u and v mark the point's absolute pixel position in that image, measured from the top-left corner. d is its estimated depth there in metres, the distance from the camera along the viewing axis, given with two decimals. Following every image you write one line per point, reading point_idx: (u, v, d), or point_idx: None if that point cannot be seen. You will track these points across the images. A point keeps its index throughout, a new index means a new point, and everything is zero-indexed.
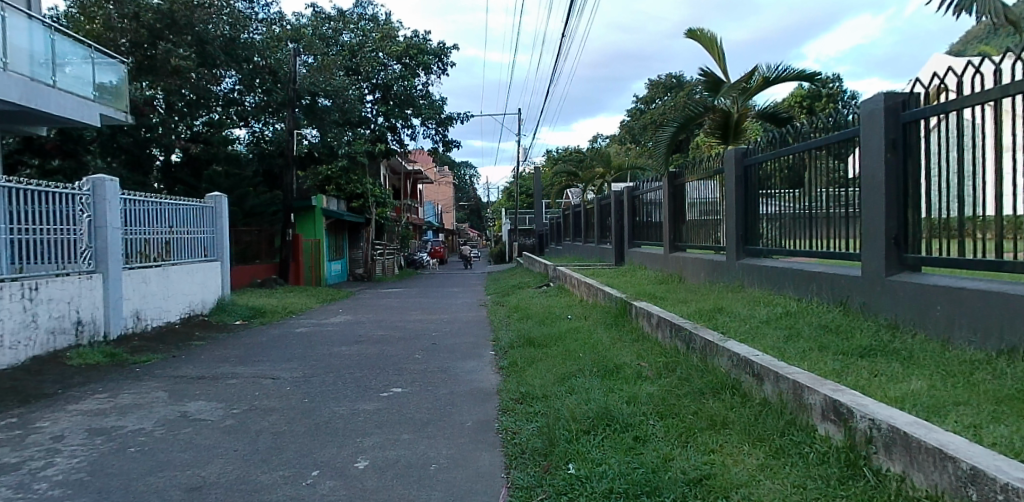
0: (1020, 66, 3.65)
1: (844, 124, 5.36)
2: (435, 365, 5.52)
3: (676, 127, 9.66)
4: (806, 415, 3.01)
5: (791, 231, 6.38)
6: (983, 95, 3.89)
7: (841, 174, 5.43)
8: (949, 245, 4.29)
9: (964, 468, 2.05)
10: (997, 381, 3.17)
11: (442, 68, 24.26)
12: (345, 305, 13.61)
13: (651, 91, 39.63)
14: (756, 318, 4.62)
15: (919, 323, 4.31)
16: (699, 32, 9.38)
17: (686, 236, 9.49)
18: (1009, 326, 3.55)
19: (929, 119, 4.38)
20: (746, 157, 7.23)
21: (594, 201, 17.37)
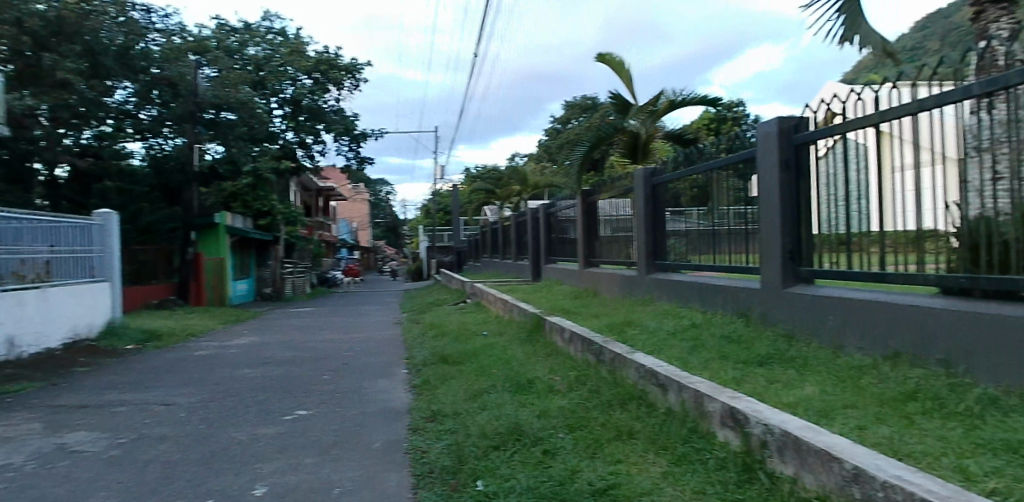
0: (898, 92, 4.07)
1: (746, 145, 5.68)
2: (344, 385, 5.39)
3: (588, 145, 9.95)
4: (707, 423, 3.13)
5: (697, 247, 6.69)
6: (865, 119, 4.31)
7: (742, 193, 5.72)
8: (839, 258, 4.70)
9: (847, 467, 2.20)
10: (881, 384, 3.47)
11: (355, 85, 24.12)
12: (253, 326, 13.14)
13: (567, 111, 40.73)
14: (663, 330, 4.75)
15: (811, 333, 4.71)
16: (609, 56, 9.69)
17: (599, 252, 9.77)
18: (893, 335, 4.01)
19: (821, 143, 4.81)
20: (653, 177, 7.53)
21: (510, 218, 17.57)
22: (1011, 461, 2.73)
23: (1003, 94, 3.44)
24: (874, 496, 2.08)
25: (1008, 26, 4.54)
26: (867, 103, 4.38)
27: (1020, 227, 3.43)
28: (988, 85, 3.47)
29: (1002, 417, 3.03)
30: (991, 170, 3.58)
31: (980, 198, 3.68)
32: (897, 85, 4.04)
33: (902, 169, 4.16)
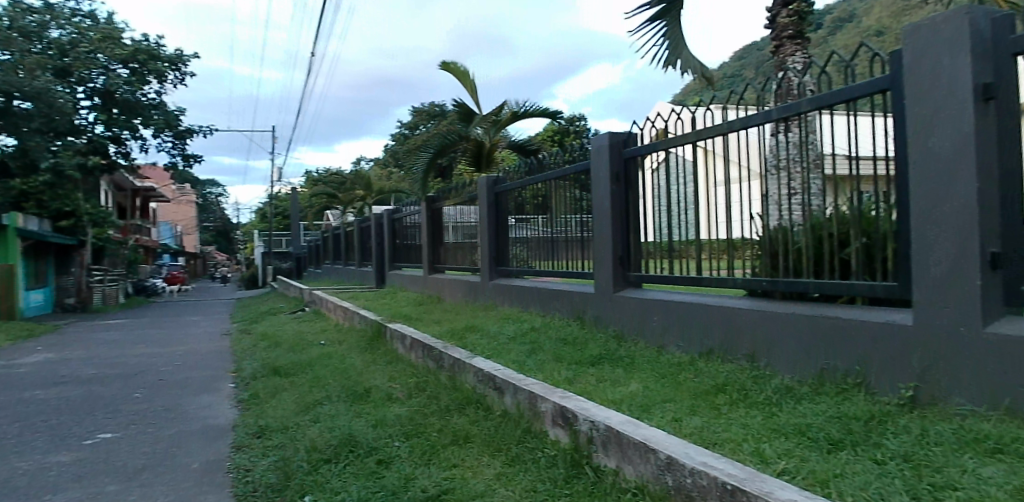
0: (711, 116, 4.62)
1: (580, 157, 6.07)
2: (158, 404, 4.94)
3: (433, 151, 10.16)
4: (539, 423, 3.26)
5: (537, 254, 6.98)
6: (684, 137, 4.81)
7: (578, 202, 6.08)
8: (663, 265, 5.21)
9: (663, 457, 2.53)
10: (697, 378, 3.80)
11: (179, 77, 22.53)
12: (50, 342, 11.63)
13: (416, 117, 40.77)
14: (503, 335, 4.86)
15: (639, 332, 5.20)
16: (451, 66, 9.81)
17: (444, 258, 9.91)
18: (706, 333, 4.58)
19: (646, 157, 5.28)
20: (496, 185, 7.79)
21: (352, 223, 17.22)
22: (798, 442, 3.14)
23: (796, 119, 4.05)
24: (684, 482, 2.42)
25: (801, 60, 5.20)
26: (684, 123, 4.90)
27: (809, 238, 4.10)
28: (784, 111, 4.06)
29: (793, 404, 3.48)
30: (786, 187, 4.20)
31: (777, 210, 4.29)
32: (710, 109, 4.57)
33: (717, 182, 4.68)
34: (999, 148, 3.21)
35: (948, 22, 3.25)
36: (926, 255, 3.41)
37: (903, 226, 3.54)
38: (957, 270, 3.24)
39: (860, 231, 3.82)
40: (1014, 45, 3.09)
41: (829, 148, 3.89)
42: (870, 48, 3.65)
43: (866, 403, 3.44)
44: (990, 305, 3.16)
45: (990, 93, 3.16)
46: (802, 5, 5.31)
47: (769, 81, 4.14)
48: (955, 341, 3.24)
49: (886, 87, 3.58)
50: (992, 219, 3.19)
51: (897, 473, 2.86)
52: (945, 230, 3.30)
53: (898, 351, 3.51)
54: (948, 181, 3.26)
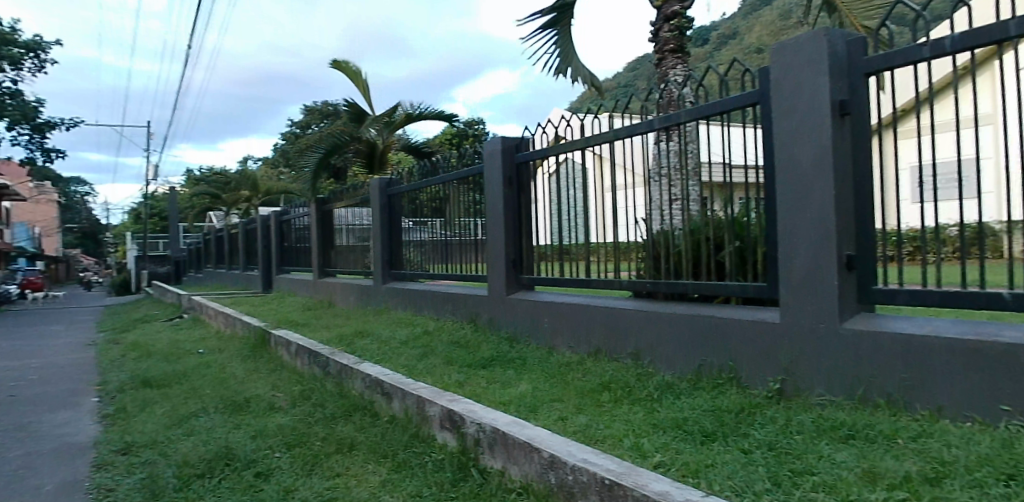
0: (597, 123, 4.79)
1: (473, 161, 6.20)
2: (7, 423, 4.52)
3: (322, 152, 10.05)
4: (427, 427, 3.27)
5: (433, 257, 7.03)
6: (573, 143, 4.98)
7: (471, 206, 6.21)
8: (554, 267, 5.38)
9: (545, 456, 2.61)
10: (584, 377, 3.92)
11: (38, 65, 20.72)
12: None
13: (312, 116, 39.58)
14: (394, 339, 4.81)
15: (531, 333, 5.35)
16: (343, 64, 10.35)
17: (336, 261, 9.92)
18: (594, 333, 4.78)
19: (538, 162, 5.44)
20: (389, 188, 7.78)
21: (238, 225, 16.50)
22: (675, 436, 3.30)
23: (675, 129, 4.28)
24: (566, 480, 2.50)
25: (682, 73, 5.53)
26: (574, 130, 5.07)
27: (689, 242, 4.36)
28: (665, 121, 4.29)
29: (673, 399, 3.67)
30: (668, 194, 4.44)
31: (659, 216, 4.52)
32: (597, 117, 4.75)
33: (604, 188, 4.88)
34: (852, 159, 3.56)
35: (808, 43, 3.55)
36: (791, 257, 3.75)
37: (770, 230, 3.85)
38: (819, 271, 3.60)
39: (733, 234, 4.13)
40: (866, 65, 3.43)
41: (707, 157, 4.14)
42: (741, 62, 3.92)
43: (739, 395, 3.73)
44: (845, 301, 3.55)
45: (845, 110, 3.51)
46: (683, 20, 5.62)
47: (652, 92, 4.36)
48: (820, 338, 3.63)
49: (755, 101, 3.86)
50: (848, 226, 3.56)
51: (762, 460, 3.10)
52: (808, 234, 3.64)
53: (767, 346, 3.86)
54: (810, 190, 3.59)
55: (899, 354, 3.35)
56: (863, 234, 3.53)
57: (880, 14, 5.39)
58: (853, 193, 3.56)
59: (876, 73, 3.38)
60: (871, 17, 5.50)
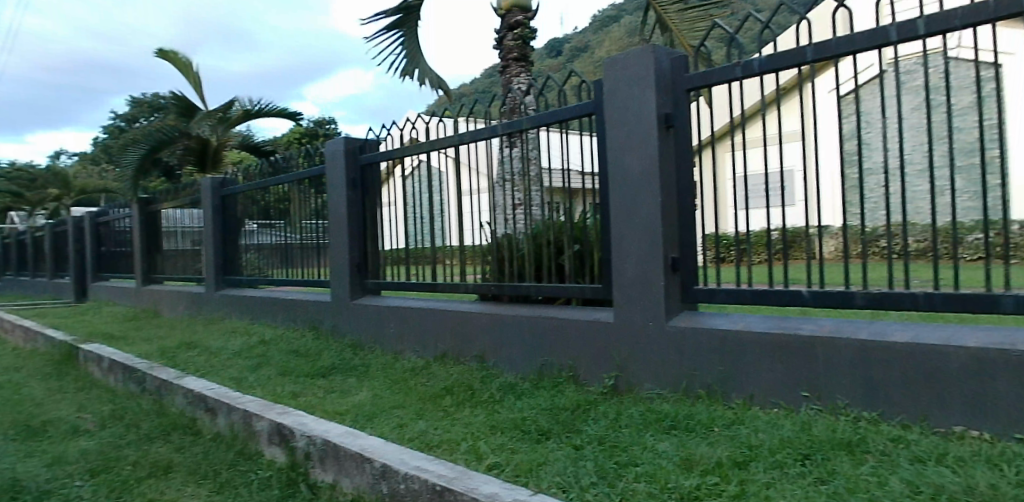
0: (442, 128, 4.98)
1: (312, 163, 6.44)
2: None
3: (146, 149, 10.90)
4: (255, 443, 3.15)
5: (274, 262, 7.27)
6: (418, 147, 5.15)
7: (310, 208, 6.47)
8: (399, 271, 5.61)
9: (376, 466, 2.58)
10: (426, 382, 3.94)
11: None
12: None
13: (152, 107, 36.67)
14: (228, 356, 4.62)
15: (376, 340, 5.60)
16: (172, 55, 11.36)
17: (164, 268, 10.36)
18: (435, 338, 5.03)
19: (384, 165, 5.61)
20: (223, 188, 8.15)
21: (48, 228, 14.98)
22: (513, 436, 3.38)
23: (518, 134, 4.50)
24: (397, 489, 2.49)
25: (524, 80, 6.16)
26: (422, 132, 5.22)
27: (531, 246, 4.62)
28: (509, 127, 4.50)
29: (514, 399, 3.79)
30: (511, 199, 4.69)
31: (503, 220, 4.76)
32: (440, 122, 4.95)
33: (451, 191, 5.06)
34: (676, 169, 3.89)
35: (639, 57, 3.82)
36: (624, 260, 4.05)
37: (604, 234, 4.15)
38: (648, 273, 3.94)
39: (572, 238, 4.40)
40: (687, 82, 3.79)
41: (547, 164, 4.40)
42: (577, 73, 4.17)
43: (574, 389, 3.98)
44: (669, 302, 3.92)
45: (669, 123, 3.84)
46: (525, 31, 6.34)
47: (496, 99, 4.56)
48: (647, 336, 4.02)
49: (591, 111, 4.13)
50: (673, 233, 3.90)
51: (591, 455, 3.26)
52: (637, 239, 3.95)
53: (604, 345, 4.20)
54: (641, 199, 3.90)
55: (716, 348, 3.84)
56: (686, 240, 3.89)
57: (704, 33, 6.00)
58: (678, 203, 3.92)
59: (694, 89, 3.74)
60: (697, 36, 6.04)
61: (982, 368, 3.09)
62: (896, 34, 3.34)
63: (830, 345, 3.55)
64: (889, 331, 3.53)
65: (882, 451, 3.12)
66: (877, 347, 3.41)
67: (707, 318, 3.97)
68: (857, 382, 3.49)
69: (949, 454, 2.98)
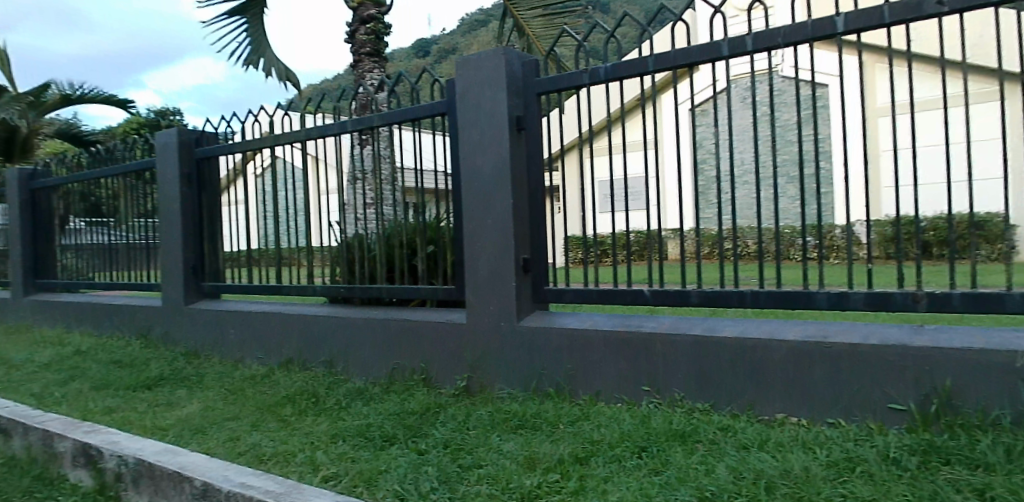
0: (286, 121, 5.45)
1: (139, 157, 6.85)
2: None
3: None
4: (57, 465, 2.93)
5: (98, 263, 7.61)
6: (262, 141, 5.57)
7: (139, 206, 6.92)
8: (239, 273, 6.10)
9: (196, 485, 2.40)
10: (263, 391, 4.28)
11: None
12: None
13: None
14: (35, 384, 4.46)
15: (213, 347, 6.02)
16: None
17: None
18: (273, 342, 5.56)
19: (225, 156, 6.03)
20: (33, 180, 8.37)
21: None
22: (354, 444, 3.39)
23: (368, 130, 4.97)
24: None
25: (377, 76, 7.17)
26: (271, 123, 5.59)
27: (383, 247, 5.11)
28: (359, 123, 4.96)
29: (349, 402, 4.08)
30: (362, 200, 5.32)
31: (353, 220, 5.30)
32: (285, 115, 5.40)
33: (303, 189, 5.55)
34: (527, 168, 4.23)
35: (489, 59, 4.21)
36: (477, 258, 4.38)
37: (457, 236, 4.55)
38: (500, 271, 4.27)
39: (427, 239, 4.88)
40: (537, 87, 4.15)
41: (401, 163, 4.85)
42: (430, 74, 4.60)
43: (425, 393, 4.26)
44: (520, 300, 4.24)
45: (521, 125, 4.19)
46: (379, 26, 7.22)
47: (345, 94, 5.00)
48: (495, 334, 4.32)
49: (443, 111, 4.55)
50: (523, 233, 4.25)
51: (434, 459, 3.26)
52: (488, 239, 4.31)
53: (456, 346, 4.51)
54: (490, 201, 4.26)
55: (564, 346, 4.09)
56: (536, 241, 4.24)
57: (552, 37, 6.75)
58: (527, 202, 4.27)
59: (546, 93, 4.09)
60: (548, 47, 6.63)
61: (799, 360, 3.44)
62: (728, 48, 3.60)
63: (667, 341, 3.80)
64: (721, 327, 3.79)
65: (711, 440, 3.34)
66: (710, 343, 3.67)
67: (557, 317, 4.24)
68: (691, 375, 3.75)
69: (770, 440, 3.24)
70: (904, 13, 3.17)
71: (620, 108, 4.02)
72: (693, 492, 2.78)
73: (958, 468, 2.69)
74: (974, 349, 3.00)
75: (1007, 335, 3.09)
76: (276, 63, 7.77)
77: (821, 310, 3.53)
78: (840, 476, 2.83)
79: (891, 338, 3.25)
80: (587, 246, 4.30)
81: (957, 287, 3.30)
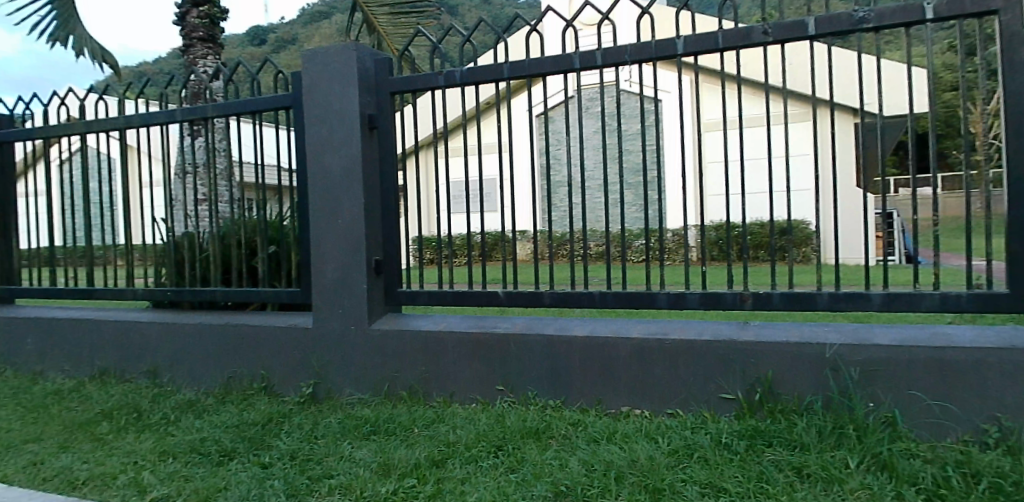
0: (101, 106, 4.88)
1: None
2: None
3: None
4: None
5: None
6: (70, 128, 4.94)
7: None
8: (39, 274, 5.34)
9: None
10: (75, 408, 3.86)
11: None
12: None
13: None
14: None
15: (6, 360, 5.20)
16: None
17: None
18: (83, 352, 4.91)
19: (21, 143, 5.26)
20: None
21: None
22: (187, 460, 3.16)
23: (201, 120, 4.60)
24: None
25: (212, 63, 6.62)
26: (80, 107, 4.96)
27: (218, 247, 4.72)
28: (190, 113, 4.56)
29: (178, 415, 3.78)
30: (192, 196, 4.89)
31: (181, 217, 4.85)
32: (99, 99, 4.83)
33: (121, 182, 4.98)
34: (379, 167, 4.13)
35: (338, 54, 4.07)
36: (324, 259, 4.17)
37: (303, 236, 4.31)
38: (350, 273, 4.11)
39: (267, 239, 4.58)
40: (390, 85, 4.09)
41: (238, 157, 4.51)
42: (273, 64, 4.34)
43: (266, 403, 4.00)
44: (372, 302, 4.11)
45: (373, 124, 4.10)
46: (214, 10, 6.68)
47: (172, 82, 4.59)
48: (344, 338, 4.14)
49: (287, 105, 4.31)
50: (375, 233, 4.13)
51: (279, 472, 3.04)
52: (336, 240, 4.12)
53: (301, 353, 4.26)
54: (340, 201, 4.10)
55: (418, 349, 4.02)
56: (389, 243, 4.15)
57: (406, 38, 6.70)
58: (379, 202, 4.16)
59: (400, 92, 4.05)
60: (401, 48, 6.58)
61: (642, 357, 3.65)
62: (579, 61, 3.76)
63: (520, 341, 3.86)
64: (571, 326, 3.93)
65: (564, 436, 3.44)
66: (561, 342, 3.79)
67: (409, 320, 4.16)
68: (543, 374, 3.84)
69: (618, 431, 3.40)
70: (735, 40, 3.47)
71: (476, 110, 4.04)
72: (548, 488, 2.84)
73: (780, 450, 3.02)
74: (793, 343, 3.36)
75: (818, 329, 3.50)
76: (88, 42, 6.87)
77: (662, 309, 3.78)
78: (680, 462, 3.04)
79: (723, 334, 3.55)
80: (441, 248, 4.28)
81: (777, 287, 3.67)
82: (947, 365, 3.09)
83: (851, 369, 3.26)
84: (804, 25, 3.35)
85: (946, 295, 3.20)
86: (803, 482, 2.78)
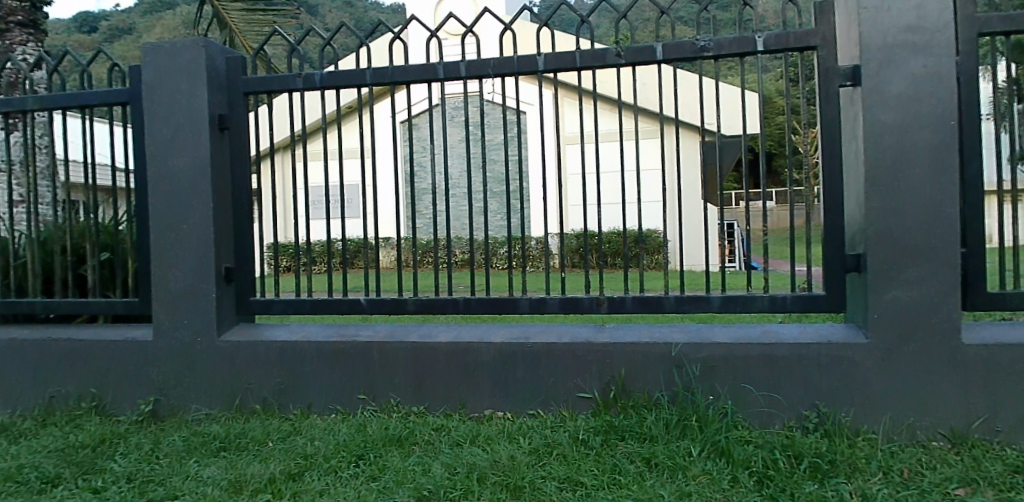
0: None
1: None
2: None
3: None
4: None
5: None
6: None
7: None
8: None
9: None
10: None
11: None
12: None
13: None
14: None
15: None
16: None
17: None
18: None
19: None
20: None
21: None
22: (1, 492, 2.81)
23: (18, 113, 4.11)
24: None
25: (32, 52, 5.97)
26: None
27: (37, 253, 4.22)
28: (4, 104, 4.06)
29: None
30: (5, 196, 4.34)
31: None
32: None
33: None
34: (231, 169, 3.93)
35: (185, 49, 3.83)
36: (168, 267, 3.88)
37: (142, 241, 3.97)
38: (197, 281, 3.84)
39: (99, 244, 4.17)
40: (244, 85, 3.92)
41: (65, 154, 4.07)
42: (107, 56, 3.97)
43: (98, 423, 3.63)
44: (221, 312, 3.87)
45: (224, 124, 3.90)
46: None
47: None
48: (190, 351, 3.87)
49: (125, 100, 3.97)
50: (226, 239, 3.91)
51: (114, 496, 2.80)
52: (182, 246, 3.85)
53: (139, 368, 3.91)
54: (185, 205, 3.84)
55: (274, 359, 3.85)
56: (241, 249, 3.94)
57: (262, 36, 6.42)
58: (230, 207, 3.96)
59: (255, 93, 3.90)
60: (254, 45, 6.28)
61: (503, 360, 3.75)
62: (443, 71, 3.82)
63: (383, 349, 3.82)
64: (434, 332, 3.95)
65: (427, 441, 3.44)
66: (424, 349, 3.80)
67: (263, 329, 3.97)
68: (406, 381, 3.82)
69: (481, 434, 3.45)
70: (590, 60, 3.70)
71: (337, 113, 3.96)
72: (410, 493, 2.83)
73: (631, 443, 3.23)
74: (642, 343, 3.61)
75: (664, 329, 3.78)
76: None
77: (523, 314, 3.90)
78: (540, 459, 3.15)
79: (580, 337, 3.74)
80: (299, 254, 4.14)
81: (629, 291, 3.91)
82: (772, 358, 3.48)
83: (693, 365, 3.56)
84: (652, 50, 3.63)
85: (773, 297, 3.58)
86: (651, 471, 3.00)
